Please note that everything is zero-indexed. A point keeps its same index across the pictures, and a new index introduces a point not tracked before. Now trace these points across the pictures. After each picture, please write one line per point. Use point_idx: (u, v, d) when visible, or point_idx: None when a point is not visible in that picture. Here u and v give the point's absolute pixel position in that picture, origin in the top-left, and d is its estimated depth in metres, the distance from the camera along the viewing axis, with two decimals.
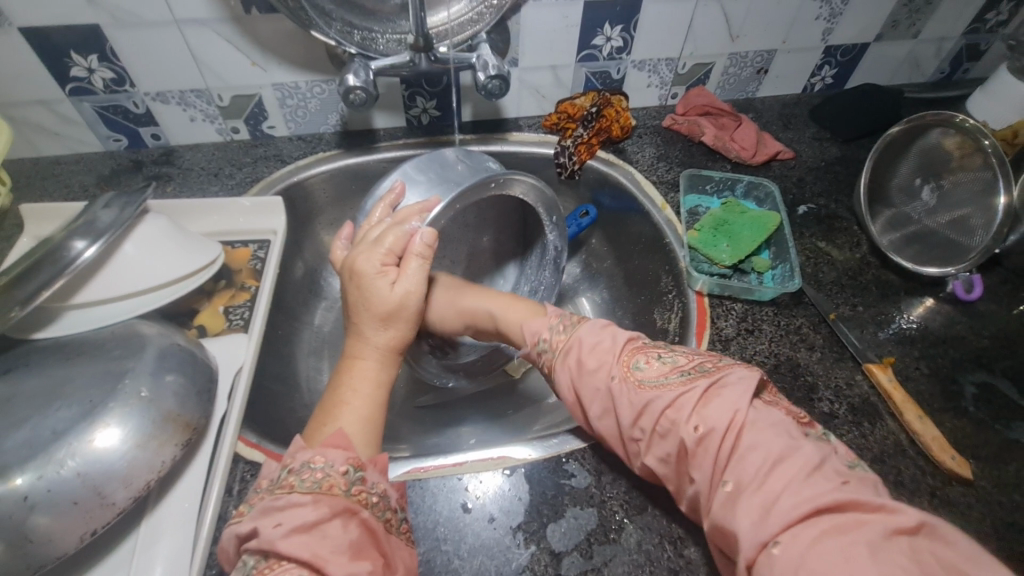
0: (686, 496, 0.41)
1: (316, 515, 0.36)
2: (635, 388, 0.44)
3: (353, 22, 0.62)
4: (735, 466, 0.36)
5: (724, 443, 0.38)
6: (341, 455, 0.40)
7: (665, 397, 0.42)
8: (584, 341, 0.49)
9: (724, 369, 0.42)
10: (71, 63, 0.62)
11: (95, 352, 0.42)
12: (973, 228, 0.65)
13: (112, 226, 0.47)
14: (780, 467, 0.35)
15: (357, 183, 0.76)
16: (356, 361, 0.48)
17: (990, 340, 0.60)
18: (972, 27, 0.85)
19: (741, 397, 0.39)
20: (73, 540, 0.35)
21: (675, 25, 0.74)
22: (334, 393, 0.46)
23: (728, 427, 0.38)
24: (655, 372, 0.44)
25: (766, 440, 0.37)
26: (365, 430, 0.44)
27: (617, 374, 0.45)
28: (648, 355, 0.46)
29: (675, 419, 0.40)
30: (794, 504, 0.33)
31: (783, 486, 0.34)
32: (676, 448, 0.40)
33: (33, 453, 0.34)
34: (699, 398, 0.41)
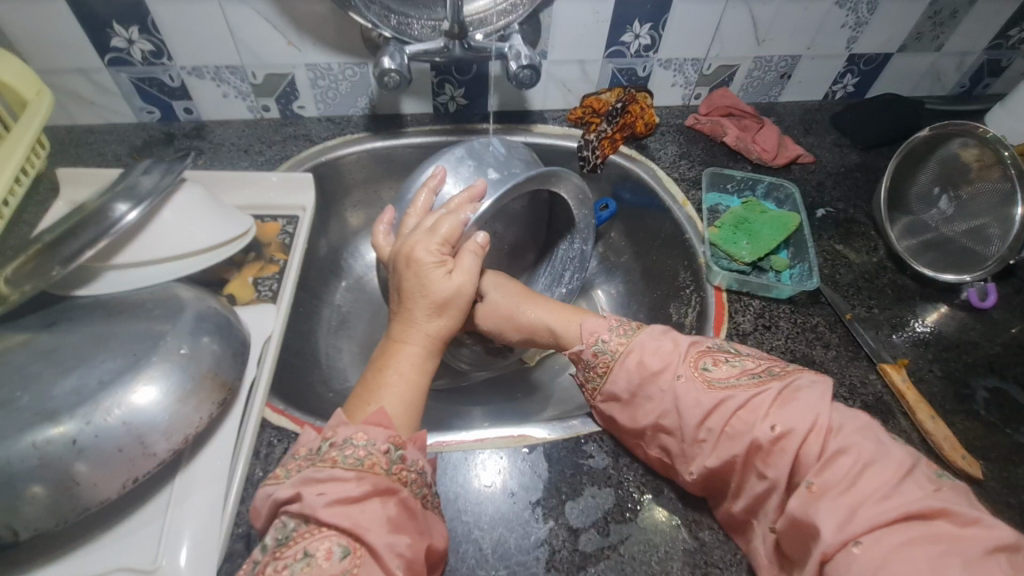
0: (747, 492, 0.42)
1: (359, 491, 0.37)
2: (705, 387, 0.44)
3: (390, 6, 0.63)
4: (818, 469, 0.38)
5: (805, 445, 0.39)
6: (383, 434, 0.41)
7: (739, 398, 0.43)
8: (645, 346, 0.48)
9: (796, 374, 0.44)
10: (113, 34, 0.64)
11: (135, 311, 0.43)
12: (989, 237, 0.66)
13: (153, 191, 0.48)
14: (875, 471, 0.37)
15: (383, 167, 0.77)
16: (401, 346, 0.49)
17: (1002, 347, 0.61)
18: (995, 43, 0.86)
19: (821, 402, 0.41)
20: (115, 487, 0.36)
21: (703, 26, 0.75)
22: (375, 371, 0.48)
23: (811, 430, 0.40)
24: (724, 373, 0.45)
25: (852, 443, 0.39)
26: (405, 407, 0.45)
27: (685, 373, 0.46)
28: (715, 356, 0.47)
29: (751, 420, 0.42)
30: (879, 512, 0.35)
31: (862, 496, 0.36)
32: (748, 446, 0.41)
33: (80, 401, 0.36)
34: (776, 399, 0.42)
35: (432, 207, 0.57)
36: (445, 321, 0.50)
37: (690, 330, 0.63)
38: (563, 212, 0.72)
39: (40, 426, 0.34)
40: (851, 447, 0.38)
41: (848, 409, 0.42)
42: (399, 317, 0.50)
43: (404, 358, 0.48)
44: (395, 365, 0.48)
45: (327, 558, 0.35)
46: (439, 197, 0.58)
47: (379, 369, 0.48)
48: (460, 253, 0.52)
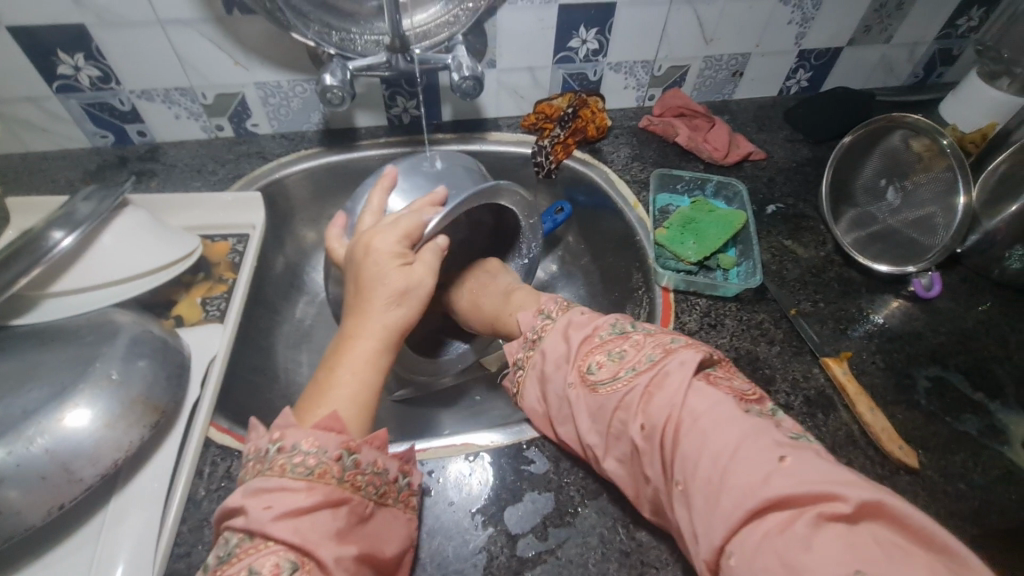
0: (646, 497, 0.42)
1: (310, 501, 0.38)
2: (587, 393, 0.45)
3: (331, 23, 0.64)
4: (680, 465, 0.37)
5: (668, 439, 0.39)
6: (333, 441, 0.41)
7: (612, 398, 0.43)
8: (546, 351, 0.49)
9: (668, 358, 0.42)
10: (58, 61, 0.64)
11: (69, 338, 0.44)
12: (935, 227, 0.66)
13: (89, 218, 0.49)
14: (724, 461, 0.35)
15: (339, 181, 0.78)
16: (355, 339, 0.49)
17: (946, 337, 0.62)
18: (944, 33, 0.87)
19: (678, 393, 0.40)
20: (41, 513, 0.36)
21: (649, 28, 0.76)
22: (326, 371, 0.47)
23: (670, 423, 0.39)
24: (607, 373, 0.45)
25: (709, 427, 0.37)
26: (357, 410, 0.45)
27: (573, 379, 0.46)
28: (601, 353, 0.46)
29: (625, 420, 0.42)
30: (738, 502, 0.34)
31: (724, 476, 0.35)
32: (631, 448, 0.41)
33: (4, 431, 0.36)
34: (644, 395, 0.41)
35: (386, 208, 0.59)
36: (399, 310, 0.50)
37: None
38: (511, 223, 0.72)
39: None
40: (700, 435, 0.37)
41: (714, 388, 0.41)
42: (352, 317, 0.50)
43: (357, 359, 0.47)
44: (349, 360, 0.47)
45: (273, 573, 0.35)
46: (391, 198, 0.59)
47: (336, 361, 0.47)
48: (422, 250, 0.53)
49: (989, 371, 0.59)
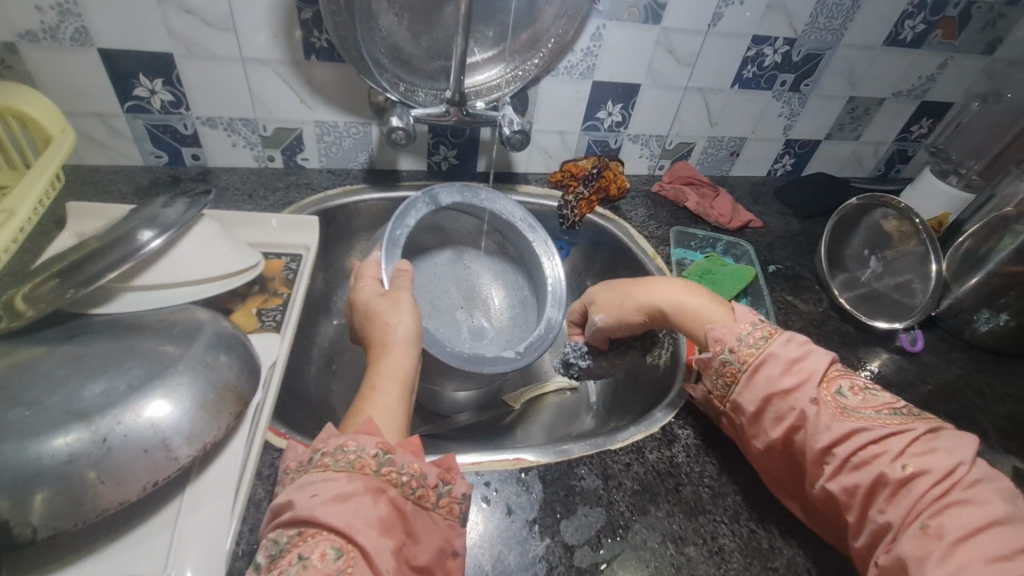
0: (864, 526, 0.44)
1: (350, 488, 0.40)
2: (837, 412, 0.46)
3: (401, 75, 0.70)
4: (946, 518, 0.39)
5: (935, 487, 0.41)
6: (372, 441, 0.43)
7: (874, 431, 0.45)
8: (781, 357, 0.49)
9: (934, 425, 0.45)
10: (137, 84, 0.69)
11: (157, 329, 0.45)
12: (914, 291, 0.77)
13: (178, 221, 0.51)
14: (994, 534, 0.38)
15: (379, 216, 0.84)
16: (377, 361, 0.55)
17: (932, 388, 0.70)
18: (901, 136, 1.03)
19: (962, 453, 0.42)
20: (137, 488, 0.37)
21: (665, 109, 0.88)
22: (365, 392, 0.52)
23: (947, 476, 0.41)
24: (861, 400, 0.47)
25: (989, 498, 0.40)
26: (392, 418, 0.49)
27: (821, 393, 0.47)
28: (852, 382, 0.48)
29: (879, 453, 0.43)
30: (1004, 572, 0.36)
31: (999, 550, 0.37)
32: (872, 481, 0.43)
33: (111, 403, 0.37)
34: (914, 441, 0.44)
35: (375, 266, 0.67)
36: (408, 322, 0.57)
37: (667, 369, 0.69)
38: (508, 239, 0.79)
39: (70, 425, 0.35)
40: (975, 503, 0.39)
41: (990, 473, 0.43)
42: (376, 347, 0.56)
43: (387, 379, 0.53)
44: (375, 382, 0.53)
45: (321, 559, 0.36)
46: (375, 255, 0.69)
47: (376, 378, 0.53)
48: (397, 278, 0.61)
49: (972, 418, 0.67)
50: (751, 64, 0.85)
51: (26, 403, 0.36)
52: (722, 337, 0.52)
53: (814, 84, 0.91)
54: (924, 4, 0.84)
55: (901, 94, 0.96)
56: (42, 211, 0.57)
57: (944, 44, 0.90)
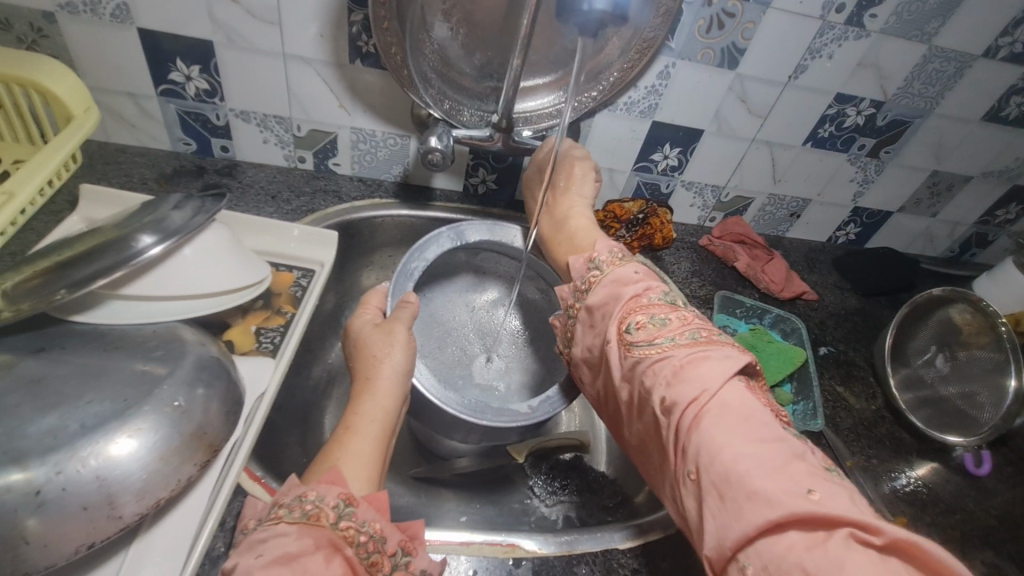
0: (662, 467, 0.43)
1: (298, 547, 0.35)
2: (624, 347, 0.46)
3: (447, 92, 0.65)
4: (696, 454, 0.37)
5: (687, 418, 0.39)
6: (333, 491, 0.40)
7: (645, 361, 0.44)
8: (598, 297, 0.51)
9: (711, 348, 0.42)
10: (173, 68, 0.66)
11: (136, 349, 0.41)
12: (981, 403, 0.67)
13: (182, 229, 0.47)
14: (742, 466, 0.35)
15: (405, 234, 0.79)
16: (360, 400, 0.50)
17: (996, 520, 0.61)
18: (984, 219, 0.94)
19: (717, 373, 0.40)
20: (69, 549, 0.33)
21: (726, 159, 0.81)
22: (339, 433, 0.48)
23: (695, 405, 0.39)
24: (644, 332, 0.45)
25: (738, 425, 0.37)
26: (363, 471, 0.45)
27: (613, 333, 0.48)
28: (642, 313, 0.47)
29: (651, 386, 0.42)
30: (753, 515, 0.33)
31: (744, 482, 0.34)
32: (654, 416, 0.42)
33: (57, 445, 0.32)
34: (678, 365, 0.42)
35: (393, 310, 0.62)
36: (399, 358, 0.52)
37: None
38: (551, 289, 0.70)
39: (5, 467, 0.31)
40: (722, 431, 0.37)
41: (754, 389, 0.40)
42: (359, 381, 0.51)
43: (366, 420, 0.49)
44: (352, 424, 0.48)
45: None
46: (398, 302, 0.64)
47: (353, 418, 0.49)
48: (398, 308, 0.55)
49: None
50: (829, 122, 0.77)
51: None
52: (591, 256, 0.56)
53: (895, 152, 0.82)
54: None
55: (991, 174, 0.86)
56: (50, 191, 0.54)
57: None
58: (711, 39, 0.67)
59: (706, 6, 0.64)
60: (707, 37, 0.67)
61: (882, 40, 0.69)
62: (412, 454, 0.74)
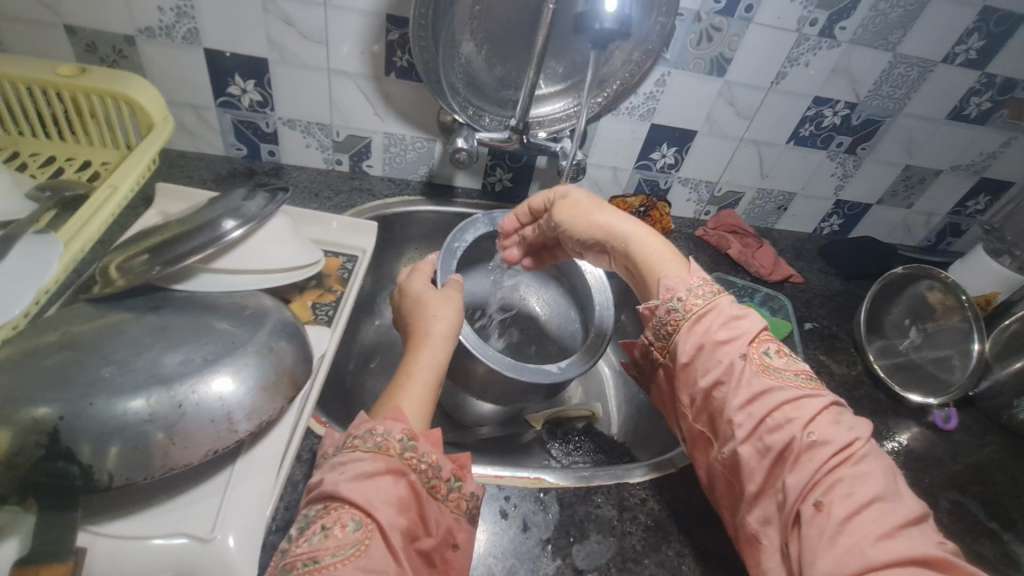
0: (762, 489, 0.44)
1: (374, 468, 0.42)
2: (760, 372, 0.47)
3: (472, 100, 0.75)
4: (836, 490, 0.40)
5: (832, 457, 0.42)
6: (398, 426, 0.46)
7: (788, 394, 0.45)
8: (722, 312, 0.50)
9: (841, 402, 0.47)
10: (231, 83, 0.75)
11: (229, 308, 0.50)
12: (953, 366, 0.75)
13: (258, 214, 0.56)
14: (878, 508, 0.39)
15: (431, 228, 0.88)
16: (414, 354, 0.57)
17: (963, 467, 0.68)
18: (956, 209, 1.03)
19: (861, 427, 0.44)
20: (198, 454, 0.41)
21: (719, 157, 0.90)
22: (399, 379, 0.54)
23: (841, 449, 0.42)
24: (782, 365, 0.48)
25: (876, 475, 0.41)
26: (418, 413, 0.51)
27: (746, 353, 0.48)
28: (778, 347, 0.50)
29: (790, 416, 0.44)
30: (886, 552, 0.36)
31: (882, 526, 0.38)
32: (783, 444, 0.43)
33: (188, 372, 0.41)
34: (823, 410, 0.45)
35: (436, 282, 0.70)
36: (448, 322, 0.60)
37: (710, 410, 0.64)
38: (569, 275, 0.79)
39: (152, 387, 0.40)
40: (863, 477, 0.40)
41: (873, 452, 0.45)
42: (417, 336, 0.59)
43: (422, 370, 0.55)
44: (407, 373, 0.54)
45: (341, 529, 0.39)
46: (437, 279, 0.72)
47: (410, 367, 0.55)
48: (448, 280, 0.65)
49: (1004, 505, 0.65)
50: (809, 122, 0.87)
51: (115, 363, 0.40)
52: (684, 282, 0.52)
53: (870, 148, 0.91)
54: (991, 82, 0.84)
55: (959, 168, 0.95)
56: (139, 187, 0.62)
57: (1010, 123, 0.89)
58: (702, 51, 0.77)
59: (696, 22, 0.74)
60: (698, 49, 0.76)
61: (852, 49, 0.78)
62: (440, 423, 0.82)
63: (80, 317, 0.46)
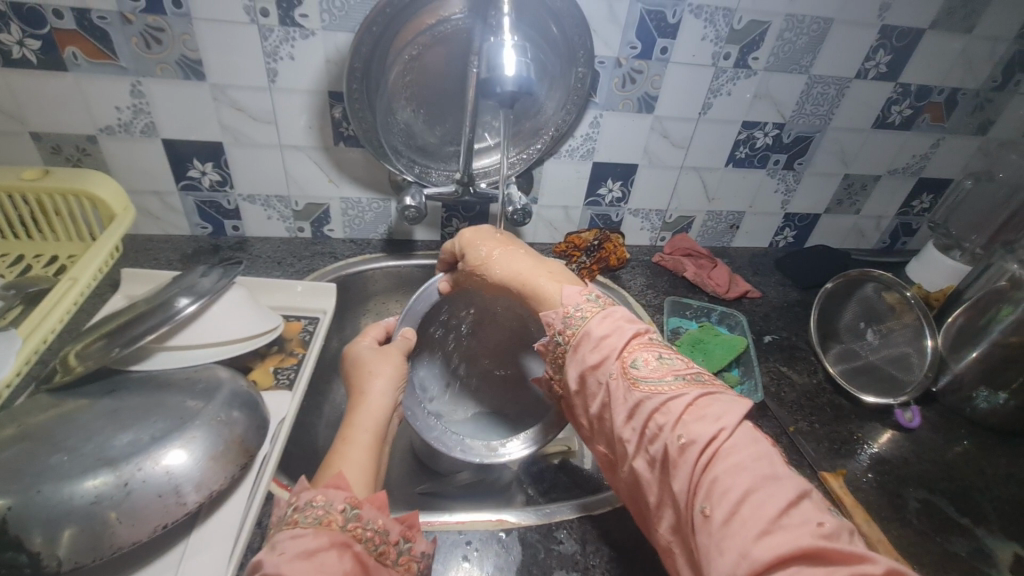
0: (663, 503, 0.43)
1: (315, 544, 0.42)
2: (630, 385, 0.47)
3: (417, 160, 0.79)
4: (712, 491, 0.38)
5: (703, 456, 0.40)
6: (339, 497, 0.46)
7: (658, 400, 0.45)
8: (593, 333, 0.52)
9: (714, 391, 0.45)
10: (191, 167, 0.80)
11: (183, 383, 0.52)
12: (911, 364, 0.77)
13: (210, 290, 0.58)
14: (754, 503, 0.37)
15: (395, 282, 0.92)
16: (354, 417, 0.58)
17: (931, 465, 0.69)
18: (902, 210, 1.06)
19: (730, 417, 0.42)
20: (148, 530, 0.42)
21: (664, 186, 0.94)
22: (337, 444, 0.54)
23: (709, 444, 0.41)
24: (651, 369, 0.47)
25: (748, 465, 0.39)
26: (362, 476, 0.51)
27: (616, 370, 0.49)
28: (649, 352, 0.49)
29: (662, 424, 0.44)
30: (764, 550, 0.34)
31: (760, 523, 0.36)
32: (662, 452, 0.43)
33: (136, 451, 0.43)
34: (690, 406, 0.44)
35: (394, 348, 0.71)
36: (386, 385, 0.62)
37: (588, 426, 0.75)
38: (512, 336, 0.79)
39: (100, 469, 0.41)
40: (735, 471, 0.39)
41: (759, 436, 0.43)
42: (356, 396, 0.60)
43: (359, 431, 0.56)
44: (346, 437, 0.55)
45: None
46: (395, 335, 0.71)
47: (349, 431, 0.56)
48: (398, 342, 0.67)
49: (973, 500, 0.65)
50: (743, 145, 0.91)
51: (66, 450, 0.42)
52: (565, 310, 0.55)
53: (807, 163, 0.96)
54: (907, 91, 0.89)
55: (896, 171, 1.00)
56: (100, 277, 0.65)
57: (934, 126, 0.94)
58: (628, 92, 0.82)
59: (617, 67, 0.79)
60: (624, 91, 0.82)
61: (769, 76, 0.84)
62: (419, 474, 0.82)
63: (37, 408, 0.48)
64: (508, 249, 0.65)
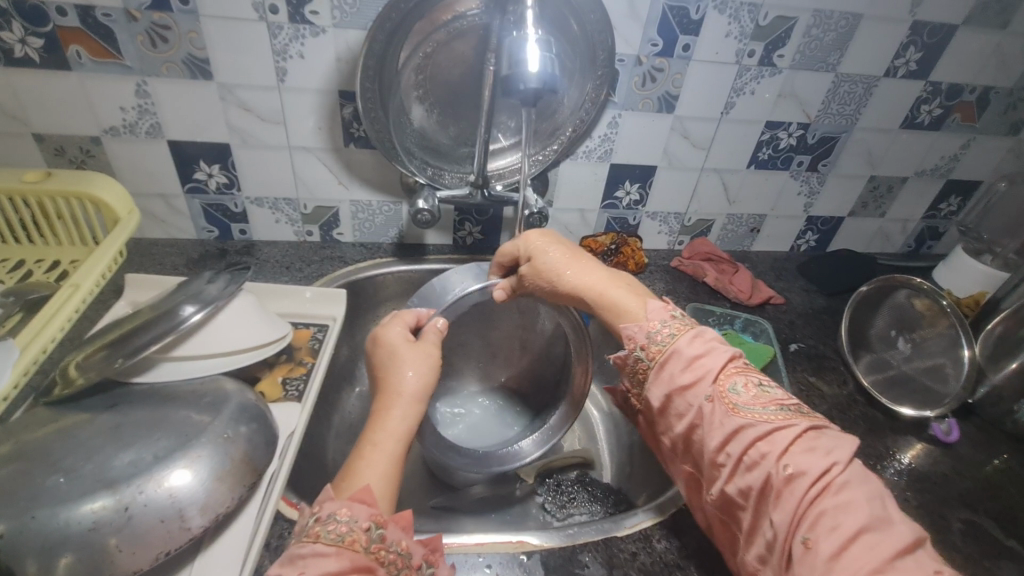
0: (758, 534, 0.42)
1: (337, 567, 0.39)
2: (728, 410, 0.46)
3: (429, 161, 0.77)
4: (822, 527, 0.38)
5: (813, 489, 0.40)
6: (365, 513, 0.43)
7: (760, 428, 0.44)
8: (685, 352, 0.50)
9: (820, 424, 0.45)
10: (197, 169, 0.77)
11: (187, 396, 0.49)
12: (947, 376, 0.73)
13: (217, 297, 0.56)
14: (867, 543, 0.36)
15: (406, 287, 0.89)
16: (383, 412, 0.53)
17: (972, 483, 0.65)
18: (929, 213, 1.03)
19: (838, 453, 0.42)
20: (149, 557, 0.40)
21: (683, 187, 0.91)
22: (364, 446, 0.50)
23: (820, 478, 0.40)
24: (752, 396, 0.46)
25: (862, 503, 0.39)
26: (387, 485, 0.47)
27: (713, 393, 0.47)
28: (747, 377, 0.48)
29: (763, 453, 0.43)
30: None
31: (875, 564, 0.35)
32: (762, 481, 0.42)
33: (137, 472, 0.41)
34: (797, 439, 0.43)
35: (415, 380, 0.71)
36: (421, 375, 0.55)
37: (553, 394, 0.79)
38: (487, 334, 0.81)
39: (99, 492, 0.39)
40: (849, 508, 0.38)
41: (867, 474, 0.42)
42: (385, 388, 0.55)
43: (390, 435, 0.51)
44: (372, 437, 0.50)
45: None
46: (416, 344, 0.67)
47: (376, 432, 0.51)
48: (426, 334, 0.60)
49: (1019, 520, 0.62)
50: (766, 146, 0.88)
51: (63, 471, 0.40)
52: (648, 328, 0.52)
53: (832, 164, 0.92)
54: (938, 90, 0.85)
55: (924, 173, 0.96)
56: (103, 282, 0.63)
57: (965, 126, 0.90)
58: (648, 91, 0.79)
59: (638, 65, 0.76)
60: (643, 89, 0.79)
61: (795, 74, 0.81)
62: (431, 487, 0.79)
63: (36, 423, 0.45)
64: (578, 257, 0.59)
